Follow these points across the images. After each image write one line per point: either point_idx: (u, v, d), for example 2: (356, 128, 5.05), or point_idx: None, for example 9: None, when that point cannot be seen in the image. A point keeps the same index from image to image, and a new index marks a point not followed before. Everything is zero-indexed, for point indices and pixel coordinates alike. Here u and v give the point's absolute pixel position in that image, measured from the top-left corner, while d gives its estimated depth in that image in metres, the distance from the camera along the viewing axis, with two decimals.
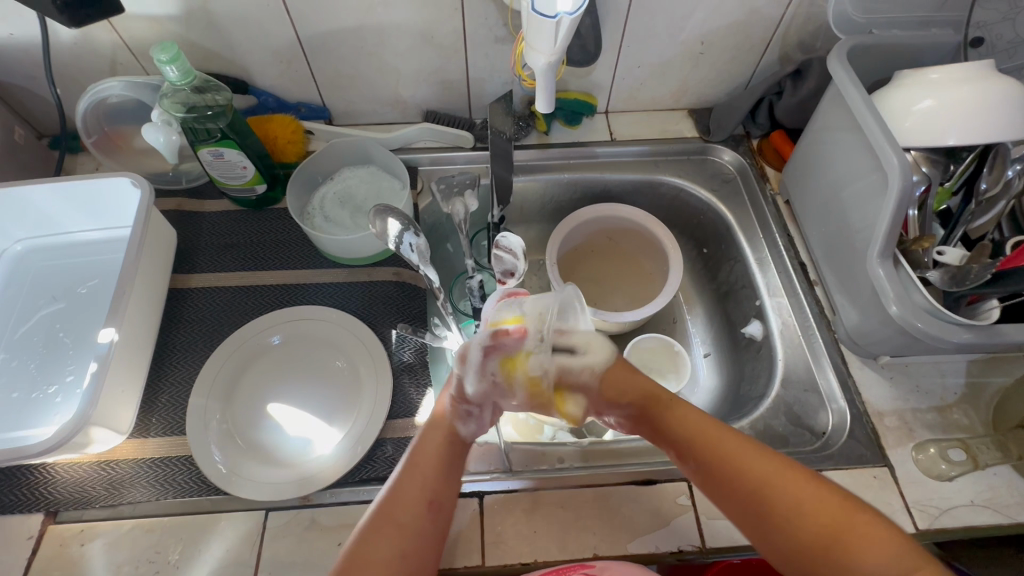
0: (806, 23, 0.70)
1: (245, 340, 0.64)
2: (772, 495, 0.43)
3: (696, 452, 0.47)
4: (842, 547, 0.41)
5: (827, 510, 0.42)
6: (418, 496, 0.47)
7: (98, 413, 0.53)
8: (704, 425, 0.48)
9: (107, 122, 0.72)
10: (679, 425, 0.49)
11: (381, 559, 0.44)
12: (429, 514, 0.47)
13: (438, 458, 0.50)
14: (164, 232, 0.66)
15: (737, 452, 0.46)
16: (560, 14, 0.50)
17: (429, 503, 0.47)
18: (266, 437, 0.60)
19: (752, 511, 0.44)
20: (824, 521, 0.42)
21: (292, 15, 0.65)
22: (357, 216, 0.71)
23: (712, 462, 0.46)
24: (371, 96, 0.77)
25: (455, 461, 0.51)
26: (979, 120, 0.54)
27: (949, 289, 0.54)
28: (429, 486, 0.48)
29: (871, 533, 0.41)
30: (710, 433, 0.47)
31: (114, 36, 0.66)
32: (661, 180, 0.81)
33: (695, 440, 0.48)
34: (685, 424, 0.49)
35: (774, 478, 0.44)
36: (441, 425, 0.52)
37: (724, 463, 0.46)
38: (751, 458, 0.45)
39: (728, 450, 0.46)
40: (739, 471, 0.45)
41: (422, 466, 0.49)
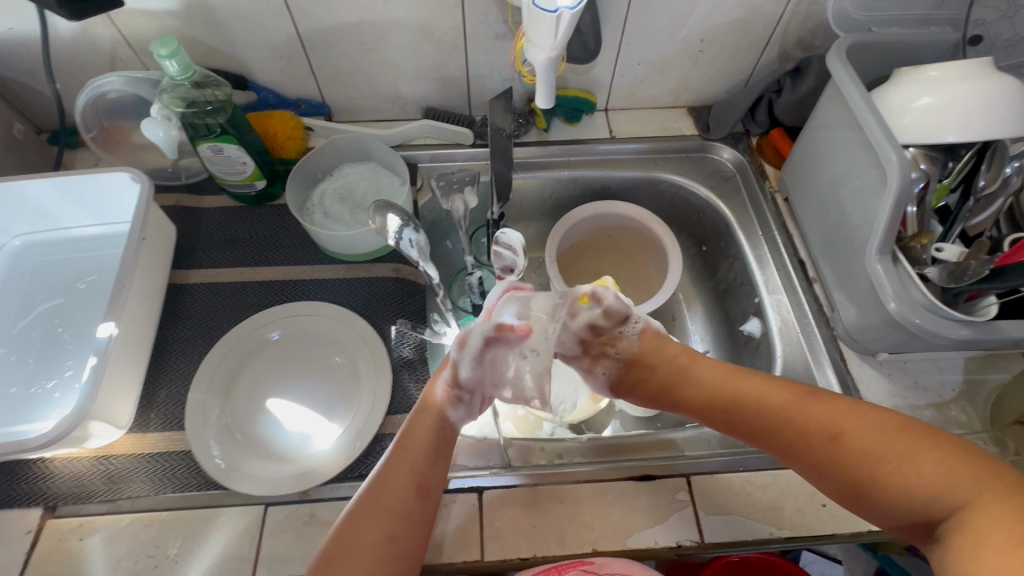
0: (806, 21, 0.70)
1: (244, 335, 0.64)
2: (819, 441, 0.48)
3: (735, 415, 0.53)
4: (897, 477, 0.43)
5: (878, 443, 0.45)
6: (406, 481, 0.48)
7: (97, 407, 0.53)
8: (738, 386, 0.53)
9: (107, 117, 0.72)
10: (714, 392, 0.55)
11: (366, 541, 0.44)
12: (416, 499, 0.48)
13: (427, 443, 0.51)
14: (163, 227, 0.66)
15: (776, 405, 0.51)
16: (561, 9, 0.50)
17: (416, 487, 0.48)
18: (264, 432, 0.60)
19: (805, 459, 0.48)
20: (874, 452, 0.45)
21: (291, 10, 0.65)
22: (357, 212, 0.71)
23: (752, 424, 0.52)
24: (370, 92, 0.77)
25: (443, 447, 0.52)
26: (977, 117, 0.54)
27: (947, 285, 0.54)
28: (417, 471, 0.49)
29: (921, 455, 0.43)
30: (740, 393, 0.53)
31: (113, 31, 0.66)
32: (660, 178, 0.81)
33: (727, 398, 0.54)
34: (722, 389, 0.54)
35: (813, 422, 0.48)
36: (431, 410, 0.53)
37: (758, 417, 0.51)
38: (783, 407, 0.51)
39: (761, 405, 0.52)
40: (779, 425, 0.50)
41: (410, 452, 0.50)
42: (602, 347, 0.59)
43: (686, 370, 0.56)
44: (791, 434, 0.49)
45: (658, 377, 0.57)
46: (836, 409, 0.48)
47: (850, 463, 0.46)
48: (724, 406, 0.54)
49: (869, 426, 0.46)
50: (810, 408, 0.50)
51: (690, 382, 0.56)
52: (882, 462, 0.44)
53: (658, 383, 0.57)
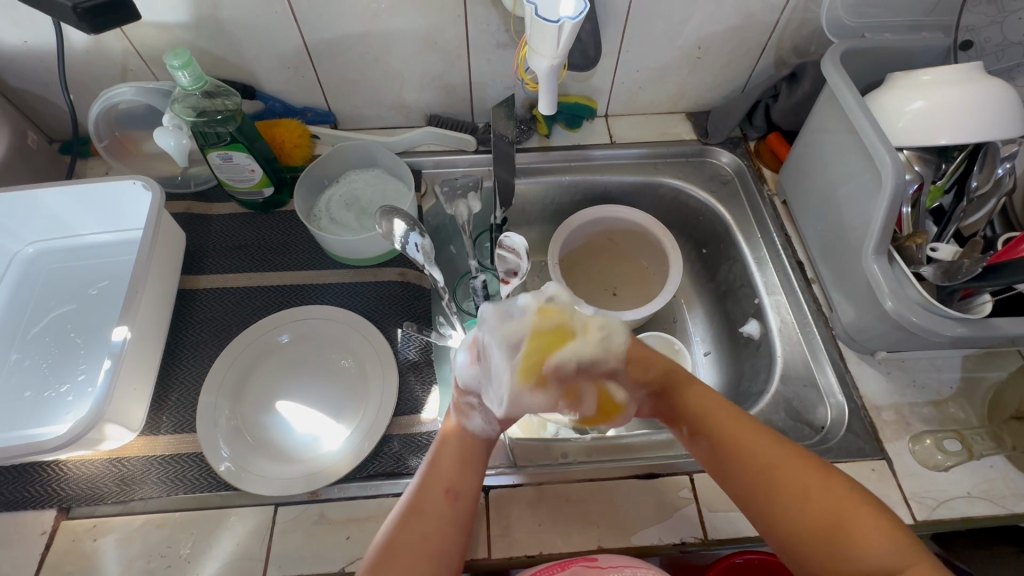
0: (800, 28, 0.72)
1: (254, 339, 0.65)
2: (786, 479, 0.46)
3: (720, 435, 0.50)
4: (850, 537, 0.42)
5: (840, 504, 0.43)
6: (436, 487, 0.49)
7: (112, 409, 0.54)
8: (723, 406, 0.52)
9: (118, 126, 0.74)
10: (701, 401, 0.52)
11: (407, 543, 0.45)
12: (447, 502, 0.48)
13: (453, 449, 0.52)
14: (174, 234, 0.67)
15: (761, 442, 0.48)
16: (563, 19, 0.52)
17: (446, 492, 0.49)
18: (274, 434, 0.61)
19: (762, 488, 0.46)
20: (833, 510, 0.43)
21: (299, 21, 0.66)
22: (363, 217, 0.72)
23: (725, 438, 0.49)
24: (375, 101, 0.78)
25: (472, 452, 0.52)
26: (968, 120, 0.55)
27: (942, 283, 0.56)
28: (445, 476, 0.50)
29: (870, 515, 0.42)
30: (730, 414, 0.51)
31: (125, 43, 0.67)
32: (660, 182, 0.82)
33: (706, 412, 0.51)
34: (708, 405, 0.52)
35: (788, 466, 0.46)
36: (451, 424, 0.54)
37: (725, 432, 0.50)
38: (769, 447, 0.47)
39: (749, 433, 0.49)
40: (757, 450, 0.48)
41: (438, 459, 0.51)
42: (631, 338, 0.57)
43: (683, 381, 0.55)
44: (757, 460, 0.47)
45: (654, 363, 0.56)
46: (811, 464, 0.46)
47: (801, 505, 0.44)
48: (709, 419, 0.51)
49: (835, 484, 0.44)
50: (792, 458, 0.47)
51: (682, 392, 0.54)
52: (835, 517, 0.43)
53: (652, 374, 0.55)
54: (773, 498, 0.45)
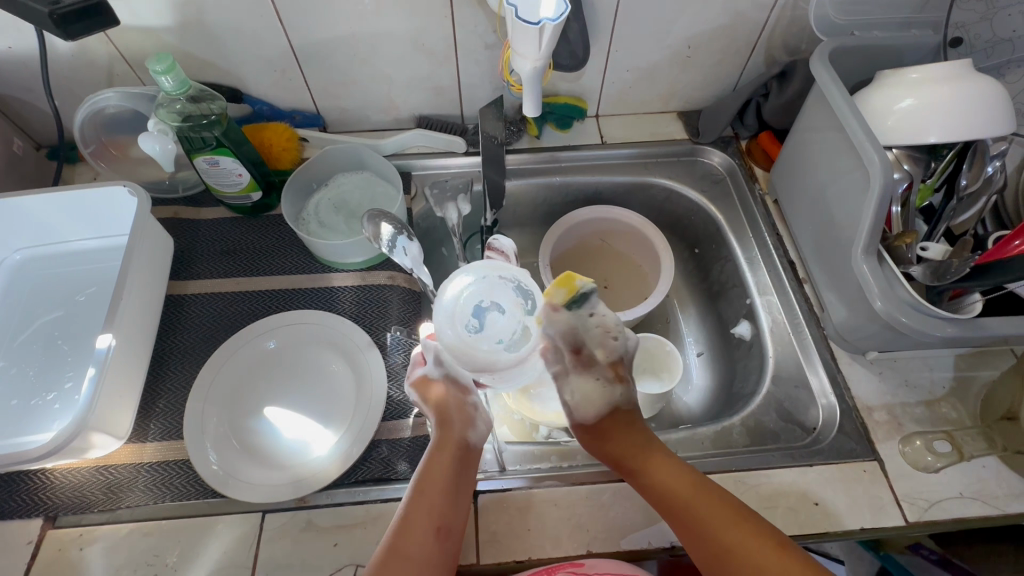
0: (790, 27, 0.71)
1: (240, 345, 0.64)
2: (744, 564, 0.43)
3: (679, 512, 0.48)
4: None
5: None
6: (427, 523, 0.46)
7: (96, 418, 0.53)
8: (681, 481, 0.49)
9: (104, 132, 0.73)
10: (662, 477, 0.50)
11: None
12: (438, 543, 0.45)
13: (446, 478, 0.49)
14: (161, 239, 0.67)
15: (721, 518, 0.46)
16: (543, 20, 0.51)
17: (437, 530, 0.46)
18: (261, 439, 0.60)
19: (720, 564, 0.44)
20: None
21: (285, 24, 0.66)
22: (351, 221, 0.72)
23: (686, 515, 0.47)
24: (364, 104, 0.78)
25: (463, 480, 0.50)
26: (958, 118, 0.55)
27: (931, 283, 0.55)
28: (438, 512, 0.47)
29: None
30: (690, 489, 0.48)
31: (110, 48, 0.67)
32: (652, 182, 0.82)
33: (666, 489, 0.49)
34: (669, 480, 0.49)
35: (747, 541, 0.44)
36: (450, 444, 0.51)
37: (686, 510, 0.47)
38: (728, 529, 0.45)
39: (707, 511, 0.46)
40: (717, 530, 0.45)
41: (429, 492, 0.48)
42: (616, 374, 0.53)
43: (642, 452, 0.51)
44: (717, 541, 0.45)
45: (619, 441, 0.52)
46: (770, 540, 0.44)
47: None
48: (669, 497, 0.49)
49: (792, 559, 0.43)
50: (752, 535, 0.44)
51: (643, 466, 0.51)
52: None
53: (610, 449, 0.53)
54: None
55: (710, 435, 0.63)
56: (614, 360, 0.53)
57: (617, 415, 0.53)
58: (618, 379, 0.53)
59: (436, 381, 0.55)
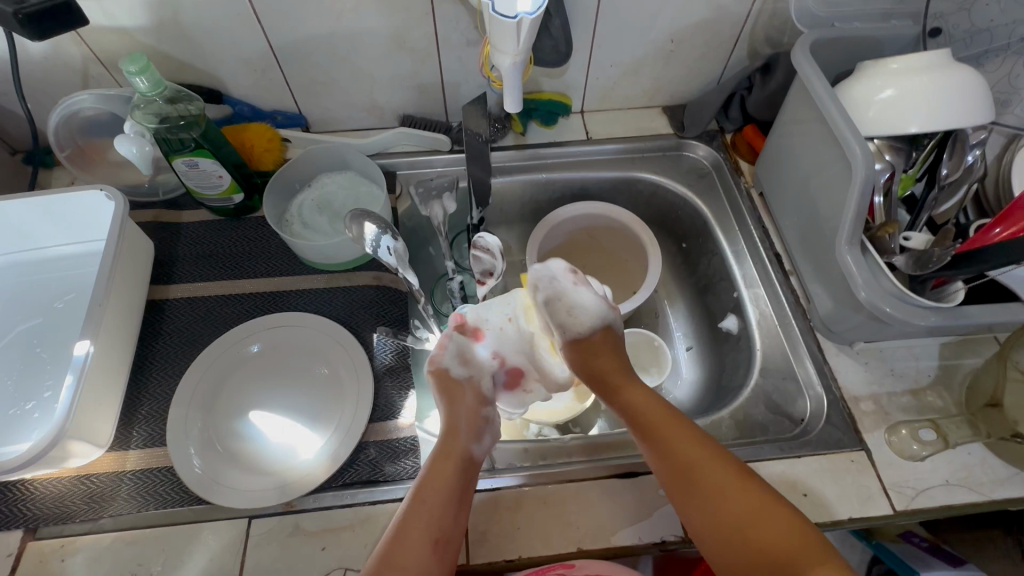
0: (771, 20, 0.72)
1: (225, 349, 0.64)
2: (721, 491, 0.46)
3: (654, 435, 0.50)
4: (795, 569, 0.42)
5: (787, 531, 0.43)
6: (423, 535, 0.45)
7: (75, 426, 0.52)
8: (659, 407, 0.52)
9: (81, 135, 0.72)
10: (638, 401, 0.53)
11: None
12: (435, 554, 0.45)
13: (447, 489, 0.48)
14: (141, 243, 0.66)
15: (711, 463, 0.47)
16: (521, 15, 0.51)
17: (435, 542, 0.45)
18: (246, 444, 0.60)
19: (686, 486, 0.47)
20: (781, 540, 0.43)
21: (263, 23, 0.65)
22: (335, 221, 0.71)
23: (660, 438, 0.50)
24: (346, 103, 0.77)
25: (466, 494, 0.49)
26: (937, 107, 0.55)
27: (915, 273, 0.56)
28: (437, 525, 0.46)
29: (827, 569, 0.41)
30: (665, 416, 0.51)
31: (84, 49, 0.66)
32: (638, 177, 0.82)
33: (644, 411, 0.52)
34: (644, 405, 0.52)
35: (737, 495, 0.46)
36: (454, 455, 0.50)
37: (664, 433, 0.50)
38: (709, 460, 0.48)
39: (684, 441, 0.49)
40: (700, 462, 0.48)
41: (428, 501, 0.47)
42: (608, 299, 0.58)
43: (621, 377, 0.55)
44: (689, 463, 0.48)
45: (603, 361, 0.56)
46: (759, 492, 0.46)
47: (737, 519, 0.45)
48: (644, 419, 0.52)
49: (779, 510, 0.44)
50: (739, 479, 0.46)
51: (622, 389, 0.54)
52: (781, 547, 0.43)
53: (594, 367, 0.56)
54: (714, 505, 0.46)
55: (699, 429, 0.63)
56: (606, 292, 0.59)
57: (607, 335, 0.57)
58: (612, 307, 0.58)
59: (459, 381, 0.55)
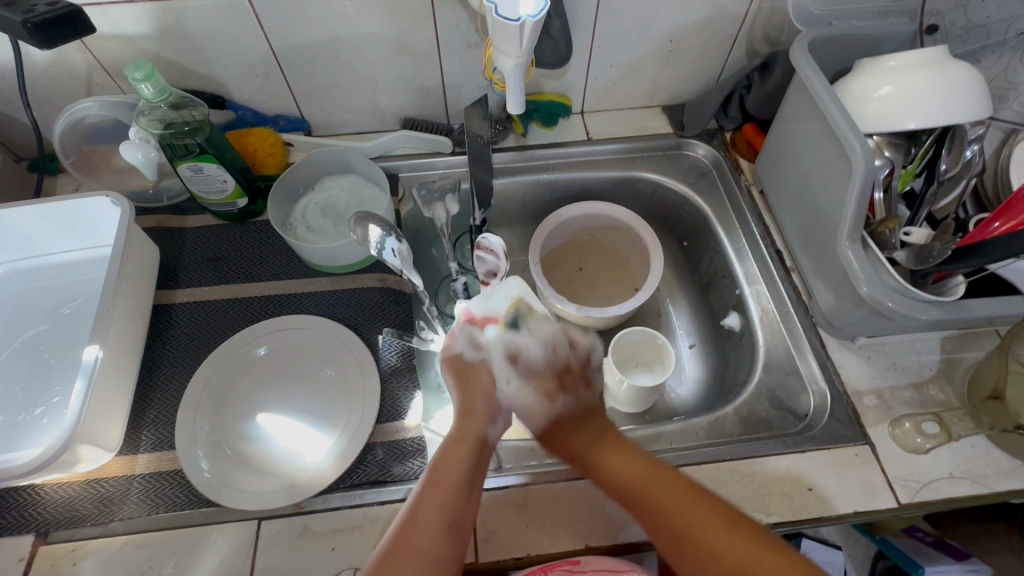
0: (769, 19, 0.72)
1: (232, 352, 0.64)
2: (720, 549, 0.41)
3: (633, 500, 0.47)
4: None
5: (745, 550, 0.40)
6: (437, 517, 0.43)
7: (85, 430, 0.53)
8: (641, 469, 0.48)
9: (85, 142, 0.72)
10: (617, 473, 0.49)
11: None
12: (450, 537, 0.43)
13: (463, 470, 0.47)
14: (147, 248, 0.66)
15: (669, 498, 0.45)
16: (523, 17, 0.51)
17: (449, 526, 0.43)
18: (253, 447, 0.60)
19: (674, 547, 0.43)
20: (742, 563, 0.40)
21: (266, 28, 0.65)
22: (339, 224, 0.72)
23: (647, 503, 0.46)
24: (349, 106, 0.78)
25: (478, 479, 0.48)
26: (934, 104, 0.56)
27: (915, 267, 0.56)
28: (452, 507, 0.44)
29: None
30: (647, 477, 0.47)
31: (88, 57, 0.66)
32: (639, 176, 0.82)
33: (628, 480, 0.48)
34: (624, 471, 0.49)
35: (697, 515, 0.43)
36: (472, 435, 0.51)
37: (646, 500, 0.46)
38: (699, 515, 0.43)
39: (668, 500, 0.45)
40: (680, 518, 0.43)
41: (442, 486, 0.45)
42: (559, 384, 0.57)
43: (600, 444, 0.52)
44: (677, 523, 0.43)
45: (569, 442, 0.54)
46: (720, 514, 0.43)
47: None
48: (627, 488, 0.48)
49: (739, 535, 0.41)
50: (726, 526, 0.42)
51: (598, 459, 0.51)
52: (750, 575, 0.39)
53: (569, 444, 0.54)
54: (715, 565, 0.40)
55: (704, 426, 0.63)
56: (557, 368, 0.57)
57: (561, 425, 0.55)
58: (566, 396, 0.56)
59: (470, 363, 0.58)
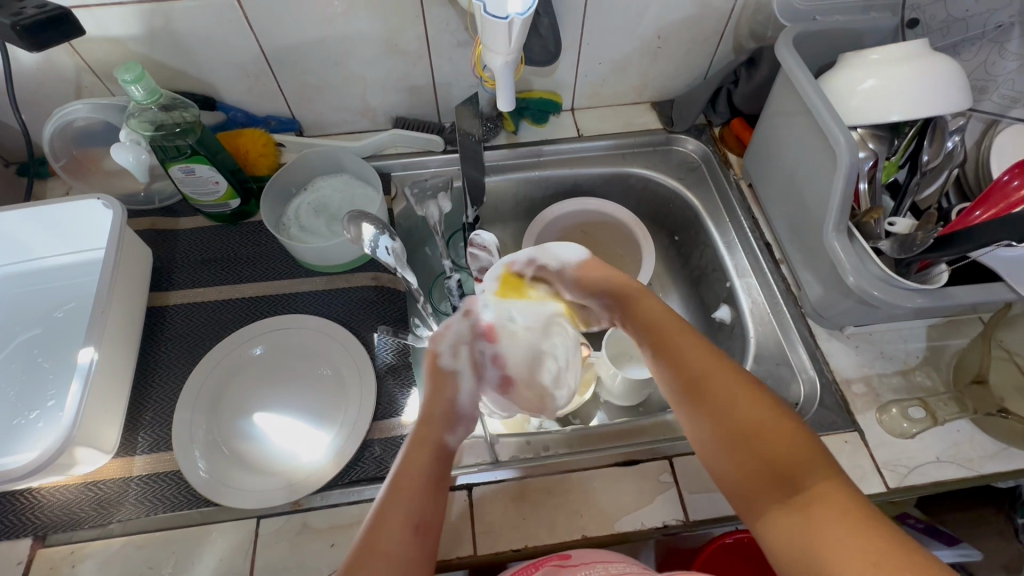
0: (755, 14, 0.73)
1: (226, 352, 0.64)
2: (741, 416, 0.46)
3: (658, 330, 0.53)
4: (805, 488, 0.41)
5: (762, 416, 0.45)
6: (403, 521, 0.43)
7: (82, 433, 0.53)
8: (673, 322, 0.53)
9: (75, 145, 0.72)
10: (650, 312, 0.55)
11: None
12: (418, 539, 0.43)
13: (426, 473, 0.47)
14: (139, 251, 0.66)
15: (695, 346, 0.50)
16: (512, 15, 0.52)
17: (414, 527, 0.44)
18: (252, 446, 0.60)
19: (694, 393, 0.48)
20: (755, 424, 0.45)
21: (255, 29, 0.66)
22: (332, 224, 0.72)
23: (669, 345, 0.52)
24: (339, 106, 0.78)
25: (444, 479, 0.48)
26: (915, 96, 0.57)
27: (899, 257, 0.57)
28: (416, 510, 0.44)
29: (837, 484, 0.40)
30: (675, 327, 0.53)
31: (76, 59, 0.66)
32: (629, 172, 0.83)
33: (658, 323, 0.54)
34: (659, 317, 0.54)
35: (723, 370, 0.48)
36: (429, 439, 0.49)
37: (675, 343, 0.51)
38: (727, 381, 0.47)
39: (692, 349, 0.50)
40: (708, 374, 0.48)
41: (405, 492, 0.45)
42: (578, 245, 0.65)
43: (642, 295, 0.57)
44: (698, 371, 0.49)
45: (601, 284, 0.60)
46: (746, 384, 0.47)
47: (751, 442, 0.44)
48: (657, 328, 0.54)
49: (767, 405, 0.46)
50: (751, 395, 0.46)
51: (638, 304, 0.57)
52: (757, 428, 0.45)
53: (599, 287, 0.60)
54: (729, 421, 0.46)
55: None
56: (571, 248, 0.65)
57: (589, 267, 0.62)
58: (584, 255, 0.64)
59: (444, 371, 0.53)
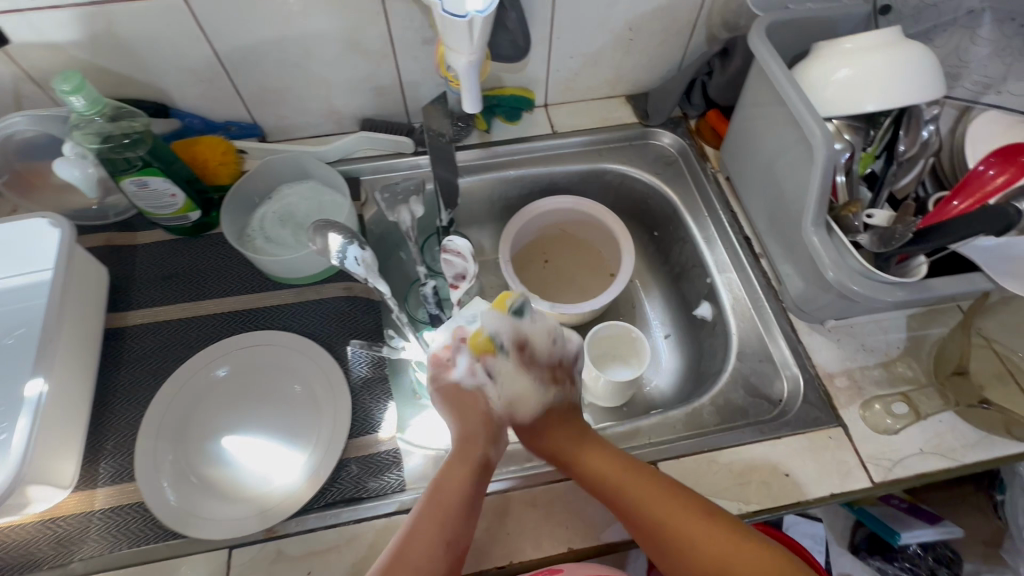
0: (727, 4, 0.72)
1: (190, 375, 0.61)
2: (715, 554, 0.45)
3: (614, 495, 0.51)
4: None
5: (727, 546, 0.45)
6: (436, 537, 0.45)
7: (33, 470, 0.50)
8: (618, 469, 0.52)
9: (18, 159, 0.68)
10: (599, 466, 0.52)
11: None
12: (446, 556, 0.44)
13: (462, 489, 0.48)
14: (92, 270, 0.63)
15: (648, 487, 0.50)
16: (471, 13, 0.49)
17: (447, 543, 0.45)
18: (221, 473, 0.58)
19: (659, 543, 0.48)
20: (721, 553, 0.45)
21: (206, 31, 0.62)
22: (299, 233, 0.69)
23: (621, 497, 0.50)
24: (303, 109, 0.75)
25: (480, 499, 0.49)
26: (891, 84, 0.56)
27: (879, 251, 0.56)
28: (448, 528, 0.46)
29: None
30: (624, 474, 0.51)
31: (13, 68, 0.62)
32: (605, 168, 0.81)
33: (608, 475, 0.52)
34: (605, 466, 0.52)
35: (692, 522, 0.47)
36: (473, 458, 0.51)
37: (631, 499, 0.50)
38: (699, 526, 0.47)
39: (640, 496, 0.50)
40: (674, 525, 0.47)
41: (444, 504, 0.47)
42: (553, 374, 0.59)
43: (582, 442, 0.55)
44: (655, 517, 0.48)
45: (559, 435, 0.56)
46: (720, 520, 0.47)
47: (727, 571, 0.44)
48: (603, 482, 0.52)
49: (731, 533, 0.46)
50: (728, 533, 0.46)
51: (581, 456, 0.54)
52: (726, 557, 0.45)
53: (551, 443, 0.56)
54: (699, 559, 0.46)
55: (681, 418, 0.63)
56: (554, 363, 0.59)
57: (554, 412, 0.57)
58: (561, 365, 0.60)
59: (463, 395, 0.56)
